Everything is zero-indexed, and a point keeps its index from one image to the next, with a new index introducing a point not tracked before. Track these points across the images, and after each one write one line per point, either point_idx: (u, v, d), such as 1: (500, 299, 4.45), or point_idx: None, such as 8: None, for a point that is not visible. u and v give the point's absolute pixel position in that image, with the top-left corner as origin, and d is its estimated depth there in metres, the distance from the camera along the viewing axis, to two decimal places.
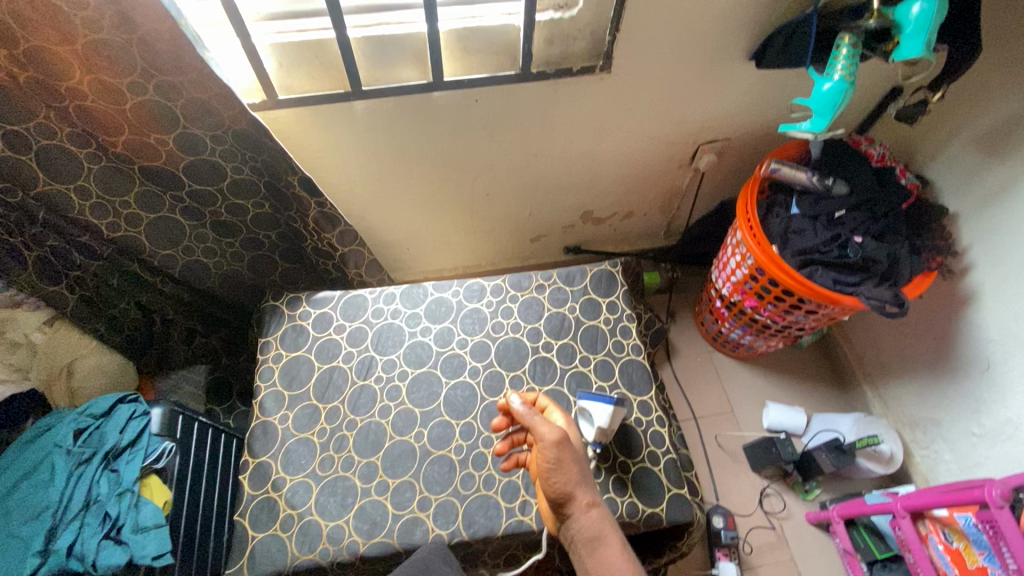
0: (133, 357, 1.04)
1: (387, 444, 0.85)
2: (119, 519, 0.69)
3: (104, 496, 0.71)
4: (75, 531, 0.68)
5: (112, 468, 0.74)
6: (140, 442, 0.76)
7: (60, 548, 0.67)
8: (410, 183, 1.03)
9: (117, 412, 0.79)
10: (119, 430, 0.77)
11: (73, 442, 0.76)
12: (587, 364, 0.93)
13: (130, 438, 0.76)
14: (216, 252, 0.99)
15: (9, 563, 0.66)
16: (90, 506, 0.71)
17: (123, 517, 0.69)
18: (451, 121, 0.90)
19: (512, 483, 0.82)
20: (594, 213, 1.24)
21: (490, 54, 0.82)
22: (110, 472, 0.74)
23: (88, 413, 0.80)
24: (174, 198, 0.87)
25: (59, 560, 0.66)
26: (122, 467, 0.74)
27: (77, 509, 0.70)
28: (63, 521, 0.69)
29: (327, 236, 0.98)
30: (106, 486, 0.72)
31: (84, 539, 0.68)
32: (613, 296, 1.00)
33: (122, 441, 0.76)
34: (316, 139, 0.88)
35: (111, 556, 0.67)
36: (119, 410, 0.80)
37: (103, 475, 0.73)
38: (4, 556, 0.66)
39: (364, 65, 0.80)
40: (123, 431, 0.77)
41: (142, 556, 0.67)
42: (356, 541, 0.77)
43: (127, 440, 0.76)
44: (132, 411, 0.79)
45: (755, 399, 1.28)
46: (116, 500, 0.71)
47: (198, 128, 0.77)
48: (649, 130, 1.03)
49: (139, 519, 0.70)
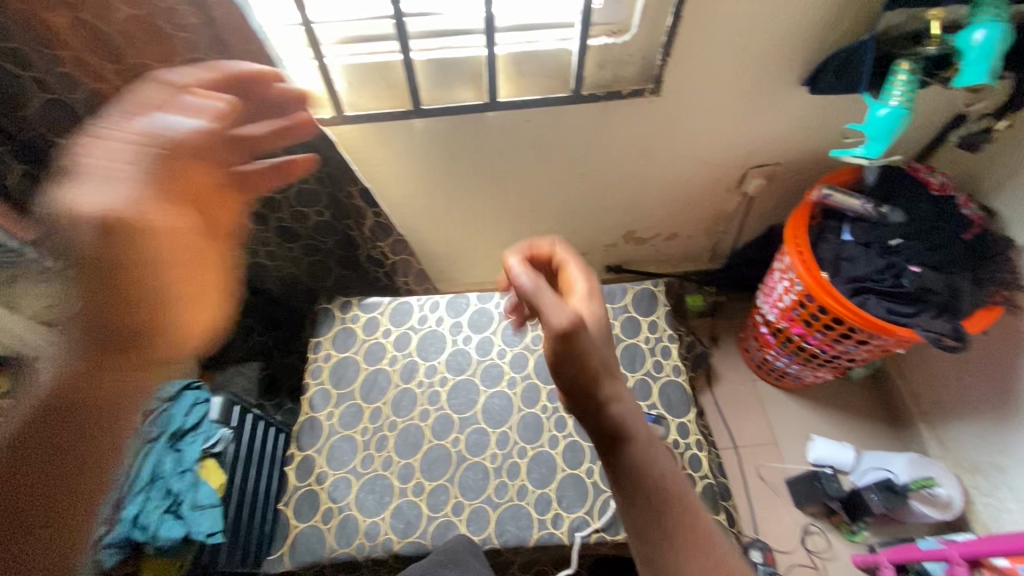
0: (197, 350, 1.13)
1: (425, 447, 0.88)
2: (180, 498, 0.77)
3: (167, 473, 0.79)
4: (140, 504, 0.75)
5: (176, 448, 0.81)
6: (201, 427, 0.84)
7: (127, 516, 0.74)
8: (460, 197, 1.07)
9: (183, 397, 0.87)
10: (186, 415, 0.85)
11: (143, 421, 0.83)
12: (625, 382, 0.94)
13: (193, 422, 0.84)
14: (277, 256, 1.06)
15: None
16: (154, 481, 0.78)
17: (185, 496, 0.77)
18: (502, 139, 0.94)
19: (545, 494, 0.83)
20: (637, 233, 1.25)
21: (543, 77, 0.86)
22: (174, 451, 0.81)
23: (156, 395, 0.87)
24: (244, 203, 0.94)
25: (126, 527, 0.73)
26: (185, 447, 0.81)
27: (143, 483, 0.77)
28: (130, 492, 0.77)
29: (380, 244, 1.04)
30: (170, 464, 0.79)
31: (149, 512, 0.75)
32: (654, 315, 1.00)
33: (187, 426, 0.83)
34: (376, 153, 0.94)
35: (171, 530, 0.74)
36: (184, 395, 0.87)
37: (168, 454, 0.81)
38: None
39: (425, 86, 0.85)
40: (189, 416, 0.85)
41: (197, 532, 0.73)
42: (391, 539, 0.80)
43: (190, 424, 0.84)
44: (197, 398, 0.87)
45: (800, 430, 1.24)
46: (179, 479, 0.78)
47: (272, 140, 0.84)
48: (696, 152, 1.03)
49: (197, 498, 0.76)
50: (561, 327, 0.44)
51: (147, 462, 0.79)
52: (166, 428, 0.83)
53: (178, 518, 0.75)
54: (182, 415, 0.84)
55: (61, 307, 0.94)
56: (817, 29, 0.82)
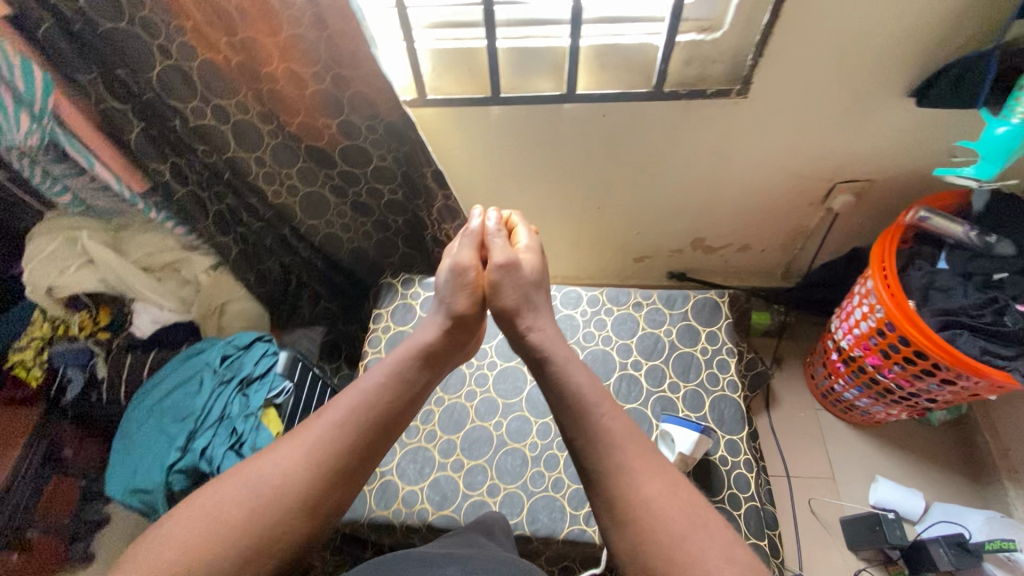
0: (270, 308, 1.21)
1: (467, 426, 0.90)
2: (244, 439, 0.83)
3: (233, 415, 0.85)
4: (208, 440, 0.82)
5: (244, 393, 0.88)
6: (268, 377, 0.90)
7: (196, 448, 0.81)
8: (527, 188, 1.08)
9: (255, 347, 0.93)
10: (256, 364, 0.91)
11: (219, 364, 0.90)
12: (676, 391, 0.91)
13: (261, 371, 0.90)
14: (350, 228, 1.12)
15: (159, 450, 0.82)
16: (222, 420, 0.85)
17: (249, 439, 0.83)
18: (576, 132, 0.94)
19: (579, 491, 0.83)
20: (706, 241, 1.21)
21: (625, 71, 0.85)
22: (242, 395, 0.88)
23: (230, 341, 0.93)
24: (327, 175, 1.00)
25: (194, 458, 0.81)
26: (251, 394, 0.88)
27: (213, 422, 0.84)
28: (200, 428, 0.84)
29: (445, 227, 1.07)
30: (237, 406, 0.86)
31: (217, 449, 0.82)
32: (715, 326, 0.96)
33: (257, 375, 0.90)
34: (452, 137, 0.97)
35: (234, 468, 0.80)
36: (257, 345, 0.94)
37: (237, 398, 0.87)
38: (156, 443, 0.82)
39: (507, 74, 0.86)
40: (259, 365, 0.91)
41: None
42: (426, 509, 0.82)
43: (259, 373, 0.90)
44: (267, 350, 0.93)
45: (862, 468, 1.15)
46: (245, 422, 0.84)
47: (358, 116, 0.89)
48: (780, 160, 0.98)
49: (256, 442, 0.83)
50: (499, 269, 0.74)
51: (217, 401, 0.86)
52: (238, 373, 0.89)
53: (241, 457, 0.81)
54: (253, 364, 0.91)
55: (162, 255, 1.06)
56: (933, 36, 0.75)
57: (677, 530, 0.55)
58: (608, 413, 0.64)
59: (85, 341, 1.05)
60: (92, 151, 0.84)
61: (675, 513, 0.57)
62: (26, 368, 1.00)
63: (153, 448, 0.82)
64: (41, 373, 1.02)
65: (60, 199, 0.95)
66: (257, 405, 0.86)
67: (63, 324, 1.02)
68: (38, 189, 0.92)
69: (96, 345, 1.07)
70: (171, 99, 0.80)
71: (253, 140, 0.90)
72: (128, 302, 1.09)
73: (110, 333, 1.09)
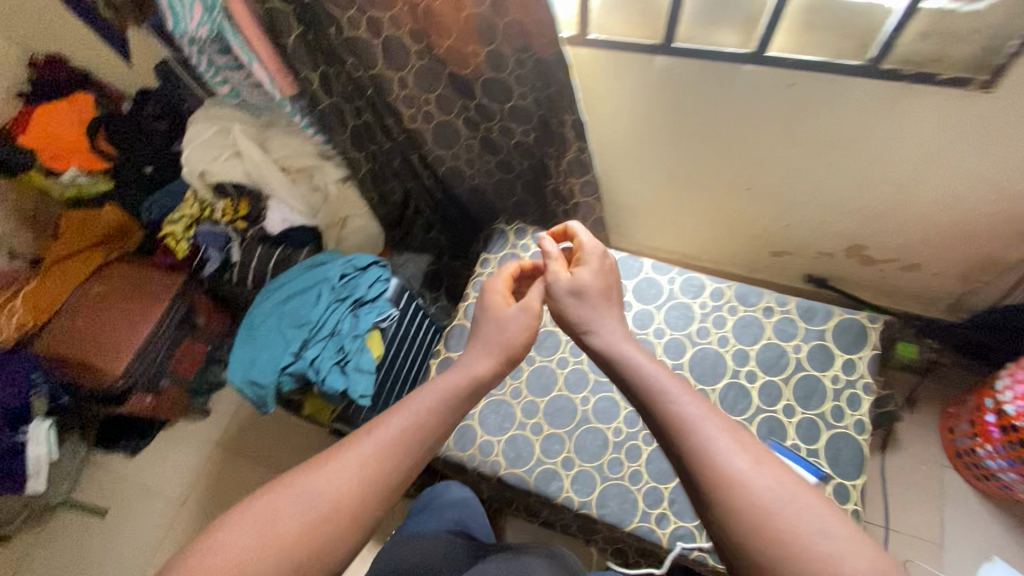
0: (386, 229, 1.23)
1: (554, 393, 0.87)
2: (350, 358, 0.87)
3: (343, 332, 0.89)
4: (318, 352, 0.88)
5: (355, 313, 0.92)
6: (378, 301, 0.93)
7: (307, 356, 0.87)
8: (671, 156, 0.98)
9: (370, 271, 0.96)
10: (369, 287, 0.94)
11: (338, 281, 0.94)
12: (789, 416, 0.82)
13: (373, 295, 0.93)
14: (475, 164, 1.09)
15: (276, 350, 0.88)
16: (332, 335, 0.89)
17: (354, 359, 0.87)
18: (749, 101, 0.82)
19: (657, 490, 0.79)
20: (865, 250, 1.04)
21: (837, 34, 0.70)
22: (353, 315, 0.91)
23: (346, 261, 0.96)
24: (463, 106, 0.97)
25: (305, 364, 0.86)
26: (362, 315, 0.91)
27: (324, 335, 0.89)
28: (313, 338, 0.89)
29: (572, 180, 0.99)
30: (347, 325, 0.90)
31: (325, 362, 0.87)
32: (855, 354, 0.84)
33: (368, 298, 0.93)
34: (601, 87, 0.88)
35: (338, 383, 0.85)
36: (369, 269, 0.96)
37: (348, 317, 0.91)
38: (273, 344, 0.88)
39: (689, 21, 0.74)
40: (371, 289, 0.94)
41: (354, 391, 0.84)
42: (499, 463, 0.83)
43: (370, 296, 0.93)
44: (381, 276, 0.96)
45: (982, 544, 1.00)
46: (352, 342, 0.88)
47: (509, 49, 0.82)
48: (1003, 175, 0.79)
49: (360, 362, 0.87)
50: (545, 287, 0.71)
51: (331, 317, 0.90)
52: (352, 292, 0.93)
53: (345, 375, 0.86)
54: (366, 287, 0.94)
55: (299, 159, 1.11)
56: None
57: (774, 505, 0.47)
58: (677, 399, 0.54)
59: (225, 225, 1.16)
60: (252, 50, 0.85)
61: (772, 488, 0.48)
62: (176, 240, 1.17)
63: (269, 348, 0.88)
64: (187, 247, 1.18)
65: (220, 89, 1.04)
66: (364, 328, 0.90)
67: (208, 207, 1.17)
68: (203, 77, 1.01)
69: (234, 231, 1.17)
70: (331, 6, 0.79)
71: (400, 58, 0.87)
72: (265, 197, 1.16)
73: (246, 223, 1.17)
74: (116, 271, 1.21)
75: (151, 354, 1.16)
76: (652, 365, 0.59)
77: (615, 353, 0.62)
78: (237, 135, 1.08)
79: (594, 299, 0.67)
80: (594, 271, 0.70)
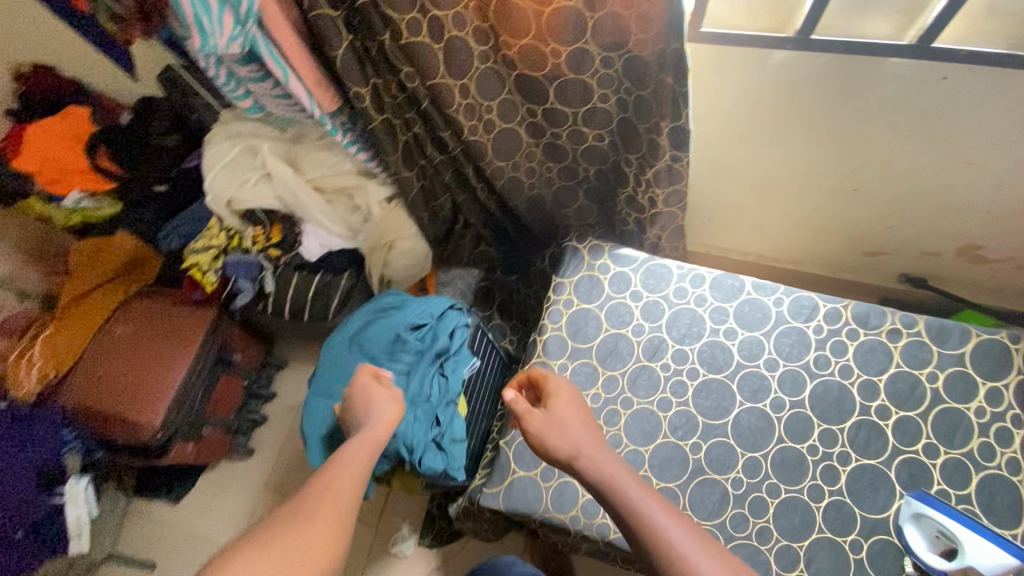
0: (433, 246, 1.10)
1: (659, 441, 0.78)
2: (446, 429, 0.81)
3: (433, 398, 0.82)
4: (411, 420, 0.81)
5: (440, 372, 0.84)
6: (462, 354, 0.86)
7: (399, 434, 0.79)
8: (768, 161, 0.85)
9: (448, 316, 0.88)
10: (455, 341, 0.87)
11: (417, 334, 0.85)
12: (931, 457, 0.72)
13: (457, 348, 0.86)
14: (537, 173, 0.95)
15: None
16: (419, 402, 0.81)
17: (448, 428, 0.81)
18: (881, 97, 0.69)
19: (791, 549, 0.70)
20: (980, 250, 0.93)
21: (1020, 21, 0.59)
22: (438, 375, 0.84)
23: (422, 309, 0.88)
24: (528, 111, 0.83)
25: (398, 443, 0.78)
26: (449, 374, 0.84)
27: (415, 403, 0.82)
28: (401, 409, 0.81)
29: (657, 189, 0.85)
30: (436, 389, 0.83)
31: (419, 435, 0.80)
32: (1001, 382, 0.74)
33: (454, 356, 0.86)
34: (699, 85, 0.75)
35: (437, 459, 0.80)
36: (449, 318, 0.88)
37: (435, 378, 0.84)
38: None
39: (836, 7, 0.62)
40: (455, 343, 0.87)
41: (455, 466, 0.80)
42: (608, 525, 0.73)
43: (454, 348, 0.86)
44: (460, 321, 0.88)
45: None
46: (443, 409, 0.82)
47: (597, 47, 0.70)
48: None
49: (454, 431, 0.81)
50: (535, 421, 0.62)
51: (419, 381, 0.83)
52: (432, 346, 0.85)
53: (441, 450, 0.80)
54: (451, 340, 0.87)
55: (338, 179, 0.98)
56: None
57: None
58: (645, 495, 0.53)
59: (256, 253, 1.03)
60: (288, 64, 0.71)
61: None
62: (202, 271, 1.03)
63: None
64: (214, 279, 1.04)
65: (241, 102, 0.89)
66: (453, 391, 0.83)
67: (236, 235, 1.03)
68: (222, 91, 0.87)
69: (266, 259, 1.03)
70: (389, 12, 0.65)
71: (464, 65, 0.73)
72: (299, 220, 1.03)
73: (280, 250, 1.03)
74: (137, 309, 1.07)
75: (188, 402, 1.03)
76: (613, 465, 0.57)
77: (599, 470, 0.56)
78: (266, 155, 0.95)
79: (573, 428, 0.61)
80: (570, 406, 0.64)
